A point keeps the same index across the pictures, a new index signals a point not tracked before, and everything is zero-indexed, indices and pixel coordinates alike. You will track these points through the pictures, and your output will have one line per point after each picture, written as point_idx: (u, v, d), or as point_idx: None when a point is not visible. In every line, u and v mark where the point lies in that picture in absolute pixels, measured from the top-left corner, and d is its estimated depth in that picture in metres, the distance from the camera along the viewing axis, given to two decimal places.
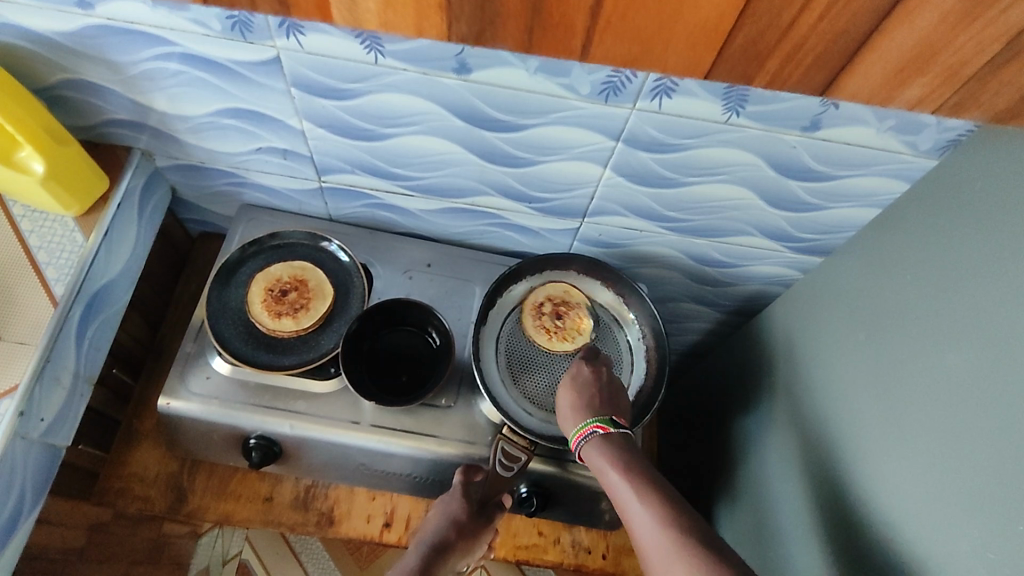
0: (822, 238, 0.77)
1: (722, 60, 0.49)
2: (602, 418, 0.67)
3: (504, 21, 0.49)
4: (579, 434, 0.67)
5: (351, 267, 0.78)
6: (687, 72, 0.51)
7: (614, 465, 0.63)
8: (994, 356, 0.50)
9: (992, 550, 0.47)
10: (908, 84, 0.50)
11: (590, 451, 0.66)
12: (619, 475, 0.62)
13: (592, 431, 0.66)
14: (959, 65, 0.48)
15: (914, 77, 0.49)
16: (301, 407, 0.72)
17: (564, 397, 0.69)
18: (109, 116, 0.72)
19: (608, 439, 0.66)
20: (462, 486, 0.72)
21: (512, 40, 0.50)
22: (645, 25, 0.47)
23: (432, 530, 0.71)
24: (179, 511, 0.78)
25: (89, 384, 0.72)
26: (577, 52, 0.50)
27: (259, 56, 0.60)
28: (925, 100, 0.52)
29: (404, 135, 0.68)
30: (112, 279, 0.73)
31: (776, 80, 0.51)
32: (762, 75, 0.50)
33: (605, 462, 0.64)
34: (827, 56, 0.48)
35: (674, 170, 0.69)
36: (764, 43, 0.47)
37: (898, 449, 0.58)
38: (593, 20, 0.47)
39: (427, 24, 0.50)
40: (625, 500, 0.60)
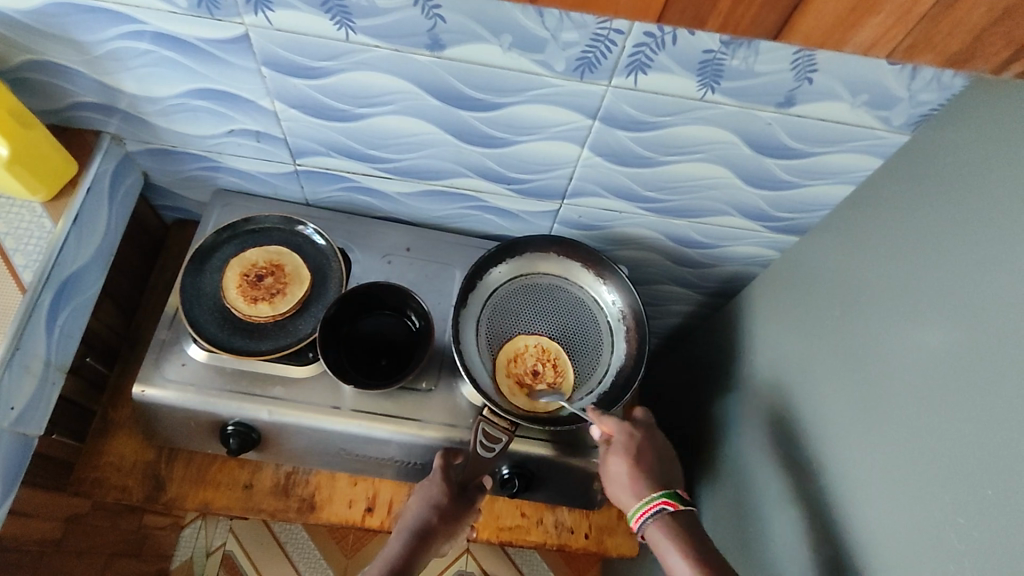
0: (799, 217, 0.78)
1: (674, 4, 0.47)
2: (667, 493, 0.66)
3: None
4: (643, 510, 0.66)
5: (328, 251, 0.77)
6: (642, 15, 0.49)
7: (680, 550, 0.62)
8: (965, 327, 0.50)
9: (962, 515, 0.47)
10: (861, 25, 0.47)
11: (652, 530, 0.65)
12: (685, 561, 0.61)
13: (660, 507, 0.65)
14: (910, 6, 0.45)
15: (867, 16, 0.46)
16: (279, 393, 0.72)
17: (621, 468, 0.68)
18: (76, 100, 0.70)
19: (675, 517, 0.65)
20: (441, 469, 0.70)
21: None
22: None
23: (413, 517, 0.68)
24: (157, 500, 0.77)
25: (61, 372, 0.71)
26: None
27: (226, 33, 0.59)
28: (877, 44, 0.49)
29: (379, 115, 0.67)
30: (83, 266, 0.72)
31: (729, 25, 0.48)
32: (715, 19, 0.48)
33: (669, 543, 0.63)
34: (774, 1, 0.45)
35: (652, 149, 0.69)
36: None
37: (874, 423, 0.58)
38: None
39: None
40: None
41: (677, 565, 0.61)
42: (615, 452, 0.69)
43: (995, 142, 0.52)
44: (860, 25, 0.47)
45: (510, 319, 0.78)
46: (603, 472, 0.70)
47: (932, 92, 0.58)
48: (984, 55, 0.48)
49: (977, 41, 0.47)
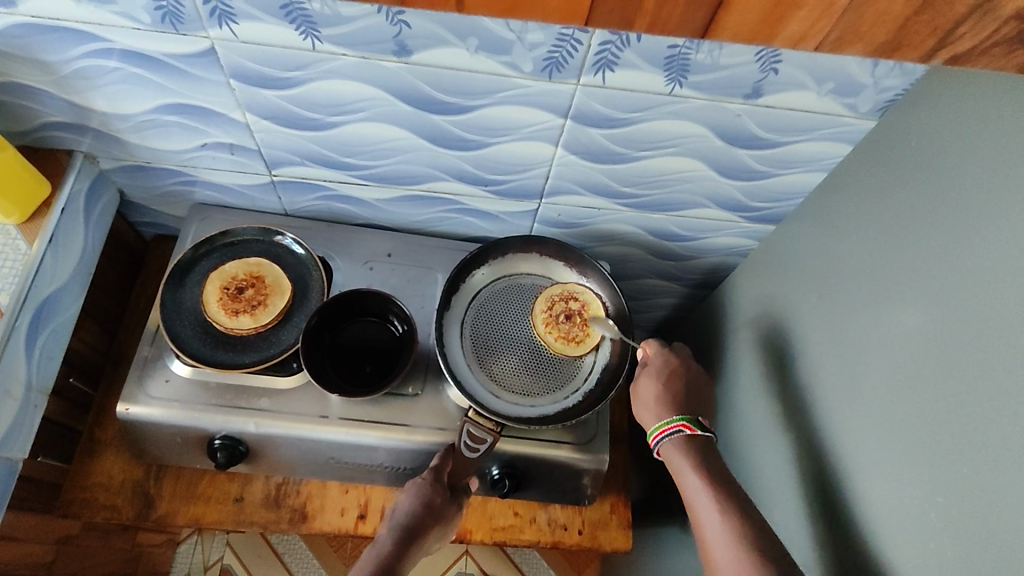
0: (774, 206, 0.79)
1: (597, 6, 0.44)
2: (688, 419, 0.67)
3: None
4: (661, 429, 0.67)
5: (308, 260, 0.77)
6: (566, 18, 0.46)
7: (696, 469, 0.62)
8: (936, 307, 0.52)
9: (940, 494, 0.49)
10: (787, 20, 0.44)
11: (669, 450, 0.66)
12: (699, 479, 0.61)
13: (678, 430, 0.66)
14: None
15: (792, 10, 0.44)
16: (265, 404, 0.72)
17: (651, 386, 0.70)
18: (46, 120, 0.70)
19: (692, 441, 0.65)
20: (437, 467, 0.70)
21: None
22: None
23: (405, 512, 0.68)
24: (147, 518, 0.77)
25: (43, 395, 0.70)
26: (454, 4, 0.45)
27: (193, 48, 0.59)
28: (808, 33, 0.45)
29: (352, 123, 0.67)
30: (61, 286, 0.72)
31: (655, 24, 0.45)
32: (642, 19, 0.45)
33: (685, 463, 0.64)
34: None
35: (624, 145, 0.69)
36: None
37: (854, 405, 0.59)
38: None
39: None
40: (700, 504, 0.60)
41: (690, 480, 0.62)
42: (647, 374, 0.71)
43: (964, 124, 0.52)
44: (788, 19, 0.44)
45: (495, 318, 0.78)
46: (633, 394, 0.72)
47: (896, 78, 0.59)
48: (912, 43, 0.46)
49: (904, 29, 0.45)
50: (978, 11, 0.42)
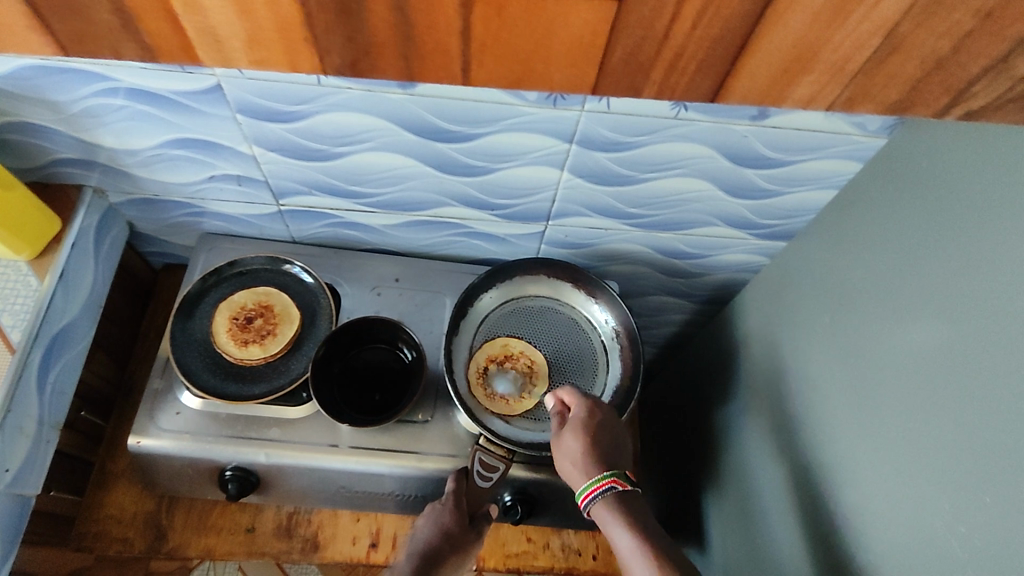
0: (783, 223, 0.78)
1: (607, 74, 0.40)
2: (617, 473, 0.64)
3: (381, 48, 0.38)
4: (586, 493, 0.63)
5: (317, 289, 0.78)
6: (573, 88, 0.41)
7: (628, 529, 0.60)
8: (950, 328, 0.50)
9: (962, 522, 0.47)
10: (799, 81, 0.40)
11: (600, 508, 0.62)
12: (630, 537, 0.59)
13: (610, 487, 0.62)
14: (846, 61, 0.39)
15: (801, 74, 0.40)
16: (275, 435, 0.71)
17: (577, 446, 0.65)
18: (56, 157, 0.71)
19: (623, 498, 0.62)
20: (454, 492, 0.69)
21: (391, 69, 0.40)
22: (518, 40, 0.37)
23: (419, 539, 0.68)
24: (159, 550, 0.76)
25: (55, 430, 0.71)
26: (460, 77, 0.41)
27: (198, 85, 0.60)
28: (817, 97, 0.41)
29: (357, 153, 0.67)
30: (72, 321, 0.72)
31: (664, 91, 0.41)
32: (651, 87, 0.40)
33: (616, 520, 0.61)
34: (710, 62, 0.38)
35: (630, 167, 0.69)
36: (644, 55, 0.38)
37: (866, 429, 0.58)
38: (467, 39, 0.37)
39: (299, 59, 0.39)
40: (635, 562, 0.59)
41: (622, 541, 0.60)
42: (571, 429, 0.66)
43: (976, 142, 0.52)
44: (796, 84, 0.40)
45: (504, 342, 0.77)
46: (555, 446, 0.67)
47: None
48: (924, 102, 0.42)
49: (917, 89, 0.41)
50: (992, 70, 0.39)
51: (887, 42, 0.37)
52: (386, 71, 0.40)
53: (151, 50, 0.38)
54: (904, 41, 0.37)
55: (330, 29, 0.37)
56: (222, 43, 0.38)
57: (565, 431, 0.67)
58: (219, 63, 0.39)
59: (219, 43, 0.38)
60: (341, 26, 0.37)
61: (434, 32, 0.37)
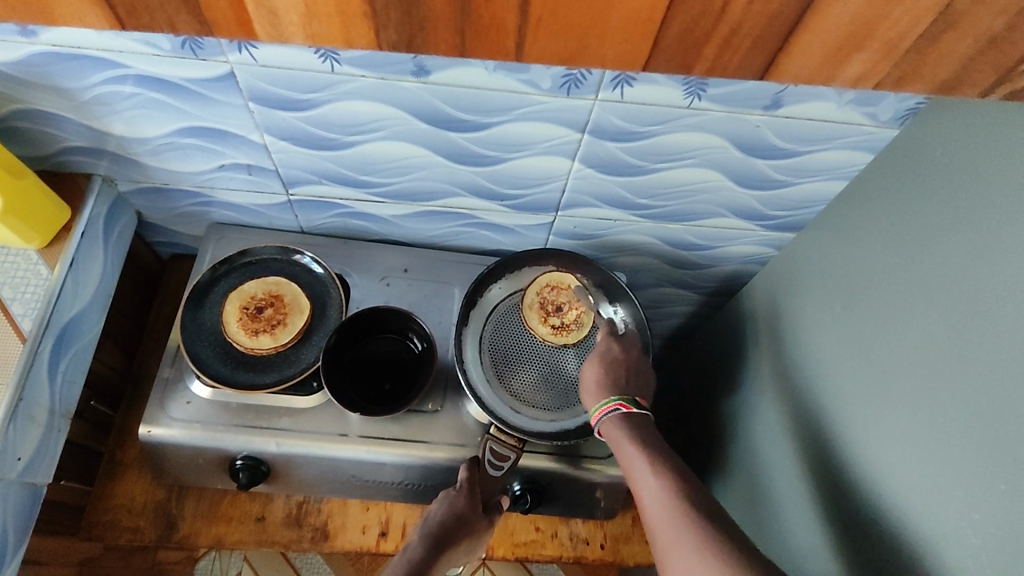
0: (791, 214, 0.78)
1: (656, 53, 0.41)
2: (626, 398, 0.68)
3: (435, 23, 0.40)
4: (600, 410, 0.67)
5: (326, 279, 0.78)
6: (624, 67, 0.42)
7: (633, 442, 0.63)
8: (967, 316, 0.51)
9: (978, 510, 0.48)
10: (848, 61, 0.41)
11: (608, 426, 0.66)
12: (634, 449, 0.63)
13: (615, 408, 0.66)
14: (899, 39, 0.39)
15: (854, 53, 0.40)
16: (286, 424, 0.72)
17: (592, 374, 0.69)
18: (66, 145, 0.70)
19: (630, 419, 0.66)
20: (469, 480, 0.69)
21: (443, 46, 0.41)
22: (572, 16, 0.39)
23: (433, 519, 0.67)
24: (170, 539, 0.77)
25: (66, 419, 0.71)
26: (512, 53, 0.41)
27: (211, 72, 0.59)
28: (867, 75, 0.42)
29: (369, 142, 0.67)
30: (82, 310, 0.72)
31: (715, 70, 0.42)
32: (701, 64, 0.42)
33: (623, 437, 0.65)
34: (765, 39, 0.39)
35: (642, 157, 0.69)
36: (700, 31, 0.39)
37: (880, 418, 0.58)
38: (525, 13, 0.38)
39: (354, 32, 0.40)
40: (636, 472, 0.62)
41: (629, 454, 0.63)
42: (588, 359, 0.70)
43: (991, 132, 0.52)
44: (847, 61, 0.41)
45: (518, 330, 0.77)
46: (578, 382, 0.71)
47: None
48: (971, 82, 0.42)
49: (968, 67, 0.41)
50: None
51: (942, 19, 0.38)
52: (440, 47, 0.41)
53: (207, 21, 0.39)
54: (960, 19, 0.38)
55: (387, 4, 0.39)
56: (278, 14, 0.39)
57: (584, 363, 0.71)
58: (274, 39, 0.41)
59: (275, 16, 0.39)
60: (400, 2, 0.38)
61: (490, 6, 0.38)
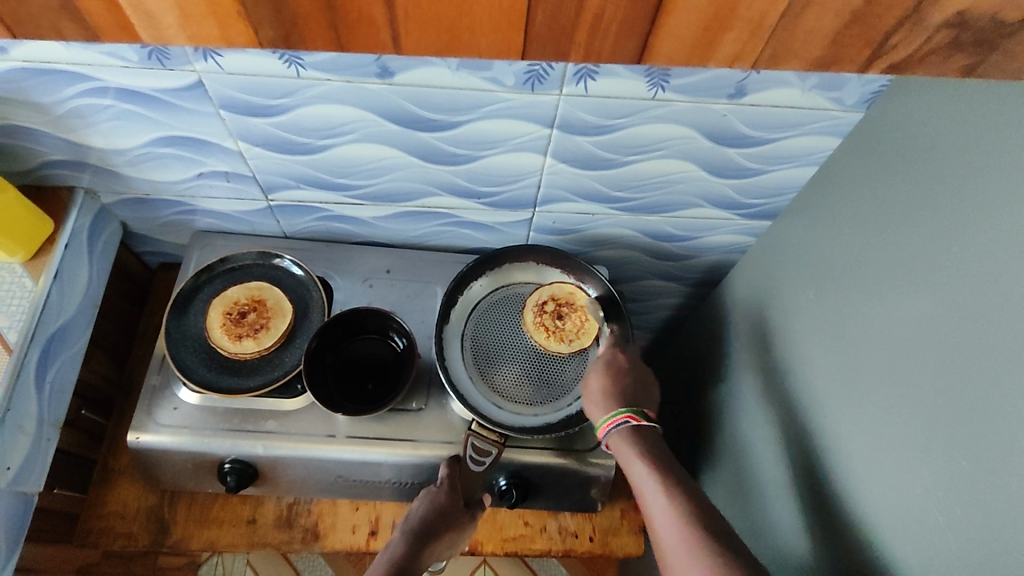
0: (768, 202, 0.79)
1: (530, 39, 0.42)
2: (633, 409, 0.68)
3: (306, 21, 0.41)
4: (608, 423, 0.68)
5: (308, 281, 0.79)
6: (503, 54, 0.44)
7: (642, 458, 0.64)
8: (930, 298, 0.51)
9: (942, 489, 0.49)
10: (718, 43, 0.42)
11: (617, 440, 0.67)
12: (645, 467, 0.63)
13: (625, 421, 0.67)
14: (760, 16, 0.40)
15: (722, 32, 0.41)
16: (271, 426, 0.72)
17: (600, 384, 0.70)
18: (46, 159, 0.72)
19: (639, 431, 0.67)
20: (449, 477, 0.71)
21: (320, 41, 0.42)
22: (442, 10, 0.40)
23: (414, 517, 0.68)
24: (162, 544, 0.78)
25: (56, 428, 0.72)
26: (390, 45, 0.43)
27: (181, 82, 0.60)
28: (740, 55, 0.43)
29: (342, 145, 0.68)
30: (69, 320, 0.73)
31: (591, 54, 0.43)
32: (577, 50, 0.43)
33: (632, 453, 0.65)
34: (630, 22, 0.40)
35: (613, 151, 0.69)
36: (566, 17, 0.40)
37: (853, 402, 0.59)
38: (391, 8, 0.40)
39: (232, 32, 0.41)
40: (649, 494, 0.61)
41: (637, 472, 0.63)
42: (595, 369, 0.71)
43: (951, 113, 0.52)
44: (719, 43, 0.42)
45: (494, 330, 0.78)
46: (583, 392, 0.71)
47: None
48: (847, 58, 0.43)
49: (837, 43, 0.42)
50: (905, 23, 0.40)
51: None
52: (314, 41, 0.42)
53: (90, 27, 0.41)
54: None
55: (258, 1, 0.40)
56: (154, 15, 0.40)
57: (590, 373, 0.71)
58: (155, 35, 0.42)
59: (151, 17, 0.40)
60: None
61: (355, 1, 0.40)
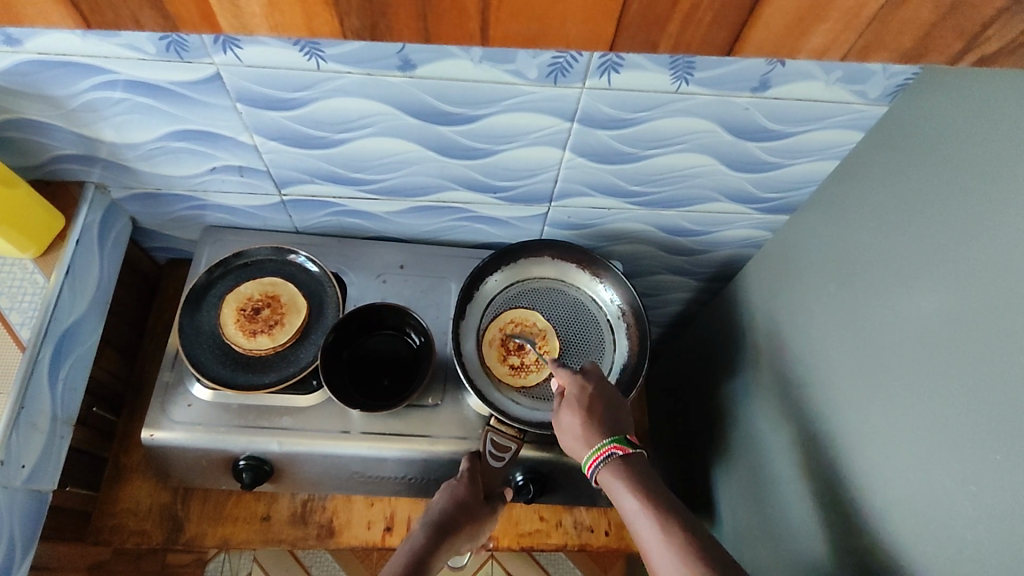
0: (784, 196, 0.78)
1: (621, 29, 0.41)
2: (617, 438, 0.65)
3: (396, 8, 0.41)
4: (595, 457, 0.64)
5: (322, 277, 0.78)
6: (590, 45, 0.43)
7: (630, 490, 0.61)
8: (959, 290, 0.51)
9: (972, 482, 0.48)
10: (810, 32, 0.42)
11: (606, 475, 0.63)
12: (635, 498, 0.60)
13: (612, 452, 0.64)
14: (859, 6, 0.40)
15: (814, 25, 0.41)
16: (287, 423, 0.72)
17: (574, 421, 0.66)
18: (56, 153, 0.70)
19: (626, 460, 0.64)
20: (470, 471, 0.70)
21: (406, 31, 0.42)
22: None
23: (436, 509, 0.67)
24: (177, 541, 0.77)
25: (69, 425, 0.71)
26: (476, 36, 0.42)
27: (198, 74, 0.59)
28: (831, 46, 0.43)
29: (359, 139, 0.67)
30: (80, 316, 0.72)
31: (680, 46, 0.43)
32: (667, 41, 0.42)
33: (620, 484, 0.62)
34: (726, 11, 0.40)
35: (632, 145, 0.69)
36: (660, 6, 0.39)
37: (875, 396, 0.58)
38: None
39: (319, 24, 0.41)
40: (642, 525, 0.59)
41: (628, 503, 0.61)
42: (566, 405, 0.67)
43: (982, 102, 0.51)
44: (810, 32, 0.42)
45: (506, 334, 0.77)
46: (556, 425, 0.68)
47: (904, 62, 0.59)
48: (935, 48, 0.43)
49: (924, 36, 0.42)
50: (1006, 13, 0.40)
51: None
52: (402, 33, 0.42)
53: (171, 16, 0.41)
54: None
55: None
56: (240, 6, 0.40)
57: (560, 410, 0.67)
58: (237, 30, 0.42)
59: (237, 8, 0.40)
60: None
61: None
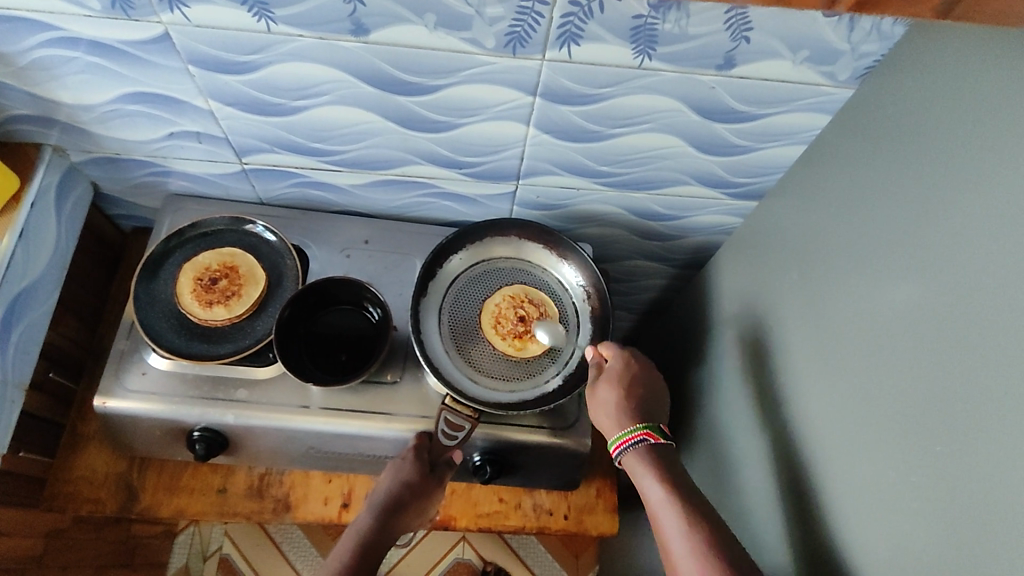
0: (755, 181, 0.77)
1: None
2: (651, 426, 0.65)
3: None
4: (625, 439, 0.65)
5: (282, 249, 0.77)
6: None
7: (656, 478, 0.61)
8: (914, 279, 0.50)
9: (915, 474, 0.47)
10: None
11: (632, 457, 0.64)
12: (662, 488, 0.60)
13: (642, 439, 0.64)
14: None
15: None
16: (242, 395, 0.71)
17: (611, 396, 0.67)
18: (11, 113, 0.69)
19: (654, 448, 0.64)
20: (418, 448, 0.69)
21: None
22: None
23: (382, 488, 0.67)
24: (131, 510, 0.77)
25: (20, 390, 0.71)
26: None
27: (147, 34, 0.58)
28: None
29: (317, 107, 0.66)
30: (35, 280, 0.71)
31: None
32: None
33: (646, 470, 0.62)
34: None
35: (597, 122, 0.67)
36: None
37: (831, 386, 0.57)
38: None
39: None
40: (661, 512, 0.59)
41: (653, 491, 0.60)
42: (605, 379, 0.68)
43: (945, 87, 0.50)
44: None
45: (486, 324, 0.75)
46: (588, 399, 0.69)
47: (873, 43, 0.57)
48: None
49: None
50: None
51: None
52: None
53: None
54: None
55: None
56: None
57: (596, 385, 0.69)
58: None
59: None
60: None
61: None
